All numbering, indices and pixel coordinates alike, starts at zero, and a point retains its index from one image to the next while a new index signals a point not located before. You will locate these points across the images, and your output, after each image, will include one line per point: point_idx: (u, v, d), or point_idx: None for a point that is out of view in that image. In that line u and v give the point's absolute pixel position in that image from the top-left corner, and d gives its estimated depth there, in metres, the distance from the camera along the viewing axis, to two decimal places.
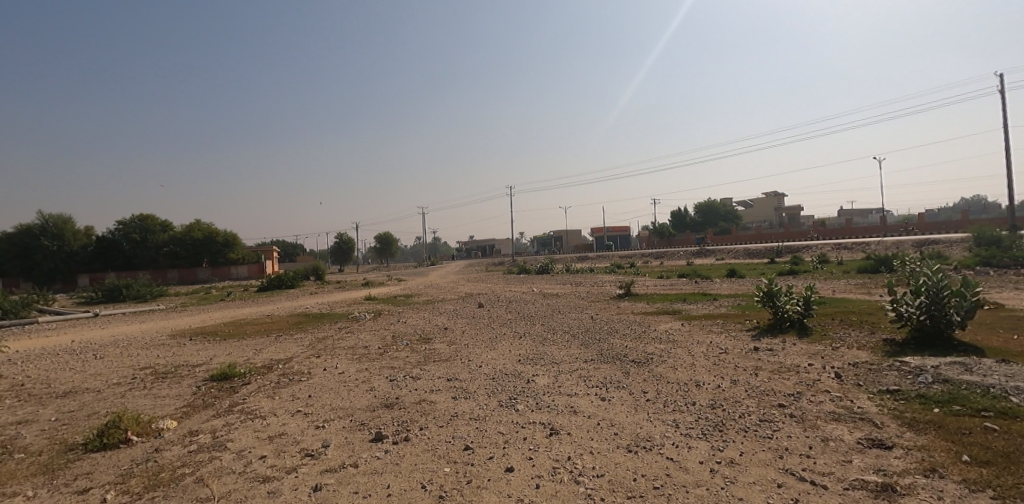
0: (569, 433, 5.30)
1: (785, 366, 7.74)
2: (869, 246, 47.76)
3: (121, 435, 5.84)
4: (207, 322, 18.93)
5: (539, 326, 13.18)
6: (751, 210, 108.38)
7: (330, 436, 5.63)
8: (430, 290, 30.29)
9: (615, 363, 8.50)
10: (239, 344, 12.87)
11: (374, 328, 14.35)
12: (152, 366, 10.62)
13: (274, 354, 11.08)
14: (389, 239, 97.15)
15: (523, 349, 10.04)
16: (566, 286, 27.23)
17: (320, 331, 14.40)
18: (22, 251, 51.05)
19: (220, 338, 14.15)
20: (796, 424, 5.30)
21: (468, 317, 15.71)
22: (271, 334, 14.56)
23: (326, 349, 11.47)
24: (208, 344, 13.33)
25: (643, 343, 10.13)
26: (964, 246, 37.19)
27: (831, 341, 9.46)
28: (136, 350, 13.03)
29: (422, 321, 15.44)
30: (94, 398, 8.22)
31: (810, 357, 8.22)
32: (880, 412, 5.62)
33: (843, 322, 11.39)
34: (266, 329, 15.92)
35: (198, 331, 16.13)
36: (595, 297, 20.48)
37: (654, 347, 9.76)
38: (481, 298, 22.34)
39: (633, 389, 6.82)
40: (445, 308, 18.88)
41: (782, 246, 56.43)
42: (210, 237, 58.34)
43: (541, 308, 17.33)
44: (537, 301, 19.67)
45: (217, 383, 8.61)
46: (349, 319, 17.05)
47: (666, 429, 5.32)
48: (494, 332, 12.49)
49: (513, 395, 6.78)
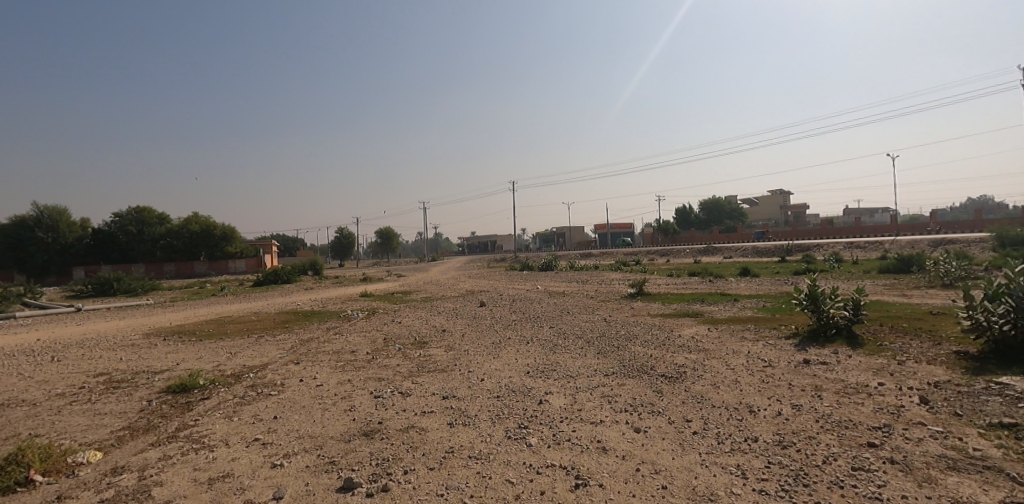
0: (600, 485, 3.96)
1: (851, 388, 6.38)
2: (883, 246, 46.35)
3: (20, 475, 4.53)
4: (190, 319, 17.68)
5: (548, 329, 11.86)
6: (757, 208, 106.63)
7: (286, 482, 4.31)
8: (429, 287, 28.84)
9: (642, 378, 7.15)
10: (214, 346, 11.53)
11: (366, 329, 13.01)
12: (109, 373, 9.30)
13: (248, 359, 9.75)
14: (389, 233, 95.84)
15: (532, 358, 8.70)
16: (572, 284, 25.89)
17: (305, 332, 13.06)
18: (15, 243, 49.74)
19: (195, 339, 12.80)
20: (905, 478, 3.95)
21: (468, 318, 14.34)
22: (253, 334, 13.23)
23: (308, 353, 10.15)
24: (181, 345, 12.00)
25: (670, 352, 8.79)
26: (985, 246, 35.70)
27: (892, 353, 8.08)
28: (100, 352, 11.70)
29: (419, 321, 14.13)
30: (24, 415, 6.91)
31: (877, 376, 6.86)
32: (1009, 459, 4.26)
33: (895, 329, 10.02)
34: (249, 328, 14.59)
35: (177, 330, 14.84)
36: (605, 296, 19.22)
37: (684, 357, 8.41)
38: (483, 296, 21.14)
39: (672, 417, 5.48)
40: (444, 307, 17.49)
41: (793, 244, 54.85)
42: (208, 231, 57.07)
43: (547, 309, 15.92)
44: (542, 301, 18.26)
45: (171, 397, 7.28)
46: (341, 318, 15.78)
47: (732, 480, 3.96)
48: (498, 335, 11.16)
49: (522, 423, 5.44)
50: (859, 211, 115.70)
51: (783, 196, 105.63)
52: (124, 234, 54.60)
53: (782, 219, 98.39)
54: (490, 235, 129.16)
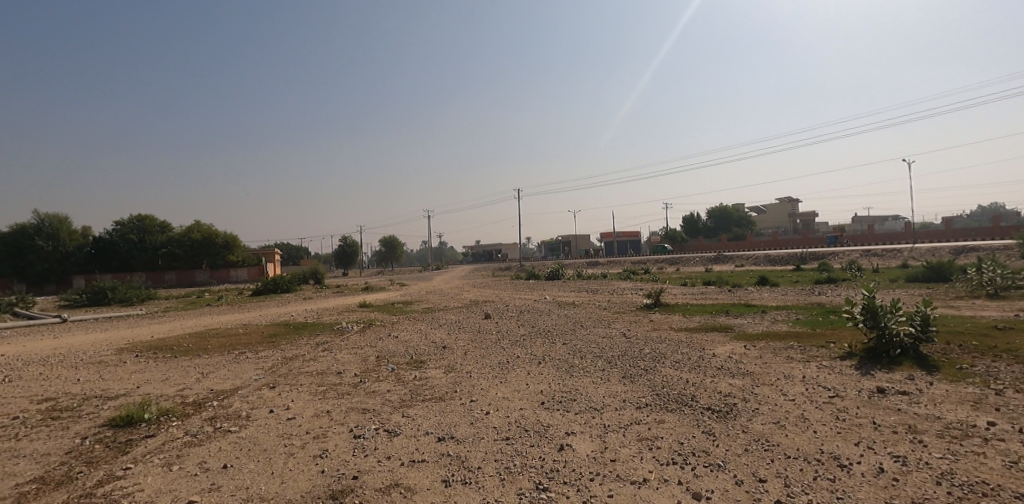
0: None
1: (957, 432, 5.03)
2: (903, 254, 44.71)
3: None
4: (174, 332, 16.41)
5: (562, 346, 10.52)
6: (765, 216, 105.00)
7: None
8: (432, 297, 27.48)
9: (684, 412, 5.83)
10: (185, 365, 10.24)
11: (358, 346, 11.70)
12: (55, 398, 7.99)
13: (219, 383, 8.45)
14: (392, 242, 94.83)
15: (547, 383, 7.36)
16: (582, 294, 24.48)
17: (291, 349, 11.75)
18: (14, 250, 48.79)
19: (169, 356, 11.52)
20: None
21: (472, 332, 13.00)
22: (234, 351, 11.92)
23: (288, 375, 8.86)
24: (151, 364, 10.71)
25: (711, 377, 7.44)
26: (1013, 253, 34.07)
27: (983, 381, 6.70)
28: (60, 370, 10.39)
29: (417, 336, 12.82)
30: None
31: (982, 414, 5.48)
32: None
33: (968, 348, 8.61)
34: (231, 343, 13.29)
35: (154, 344, 13.55)
36: (620, 307, 17.84)
37: (729, 384, 7.04)
38: (488, 307, 19.81)
39: (740, 475, 4.14)
40: (446, 319, 16.11)
41: (808, 252, 53.21)
42: (209, 239, 56.22)
43: (558, 322, 14.53)
44: (553, 313, 16.89)
45: (108, 436, 5.96)
46: (333, 332, 14.44)
47: None
48: (505, 354, 9.79)
49: (542, 482, 4.12)
50: (868, 220, 114.05)
51: (792, 204, 104.00)
52: (125, 242, 53.77)
53: (792, 227, 96.67)
54: (495, 244, 127.67)
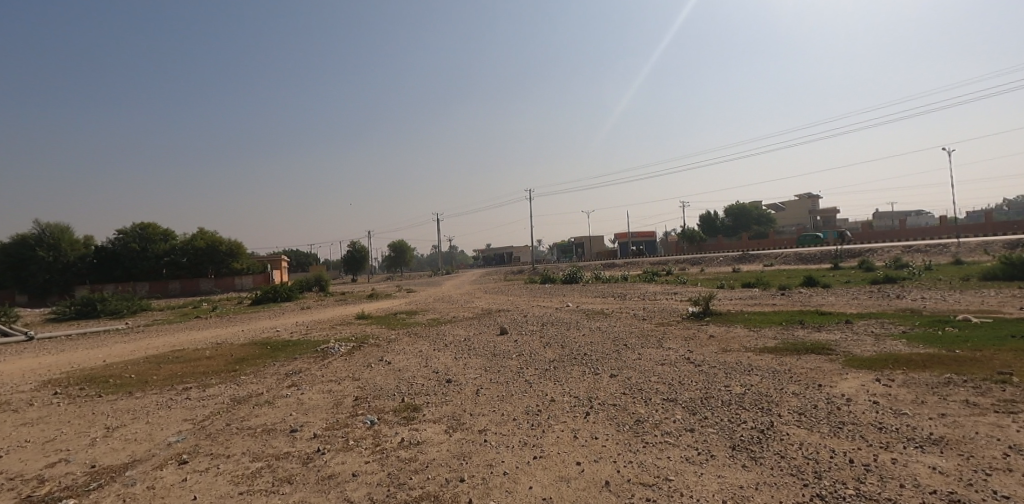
0: None
1: None
2: (951, 249, 41.10)
3: None
4: (131, 355, 13.74)
5: (610, 379, 7.58)
6: (785, 213, 100.88)
7: None
8: (439, 306, 24.64)
9: None
10: (98, 415, 7.50)
11: (337, 378, 8.88)
12: None
13: (112, 455, 5.63)
14: (401, 247, 92.75)
15: (610, 468, 4.37)
16: (609, 300, 21.48)
17: (249, 383, 8.98)
18: (14, 262, 46.92)
19: (93, 396, 8.81)
20: None
21: (486, 355, 10.10)
22: (178, 386, 9.16)
23: (219, 435, 6.08)
24: (60, 410, 8.01)
25: (890, 452, 4.40)
26: None
27: None
28: None
29: (415, 363, 9.91)
30: None
31: None
32: None
33: None
34: (184, 372, 10.56)
35: (92, 375, 10.84)
36: (662, 317, 14.84)
37: (937, 472, 3.99)
38: (502, 318, 16.89)
39: None
40: (453, 337, 13.23)
41: (843, 249, 49.46)
42: (213, 246, 54.39)
43: (592, 338, 11.62)
44: (581, 326, 13.83)
45: None
46: (314, 356, 11.64)
47: None
48: (533, 396, 6.88)
49: None
50: (895, 216, 108.99)
51: (812, 200, 100.01)
52: (128, 251, 51.75)
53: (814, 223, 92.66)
54: (507, 247, 124.51)
